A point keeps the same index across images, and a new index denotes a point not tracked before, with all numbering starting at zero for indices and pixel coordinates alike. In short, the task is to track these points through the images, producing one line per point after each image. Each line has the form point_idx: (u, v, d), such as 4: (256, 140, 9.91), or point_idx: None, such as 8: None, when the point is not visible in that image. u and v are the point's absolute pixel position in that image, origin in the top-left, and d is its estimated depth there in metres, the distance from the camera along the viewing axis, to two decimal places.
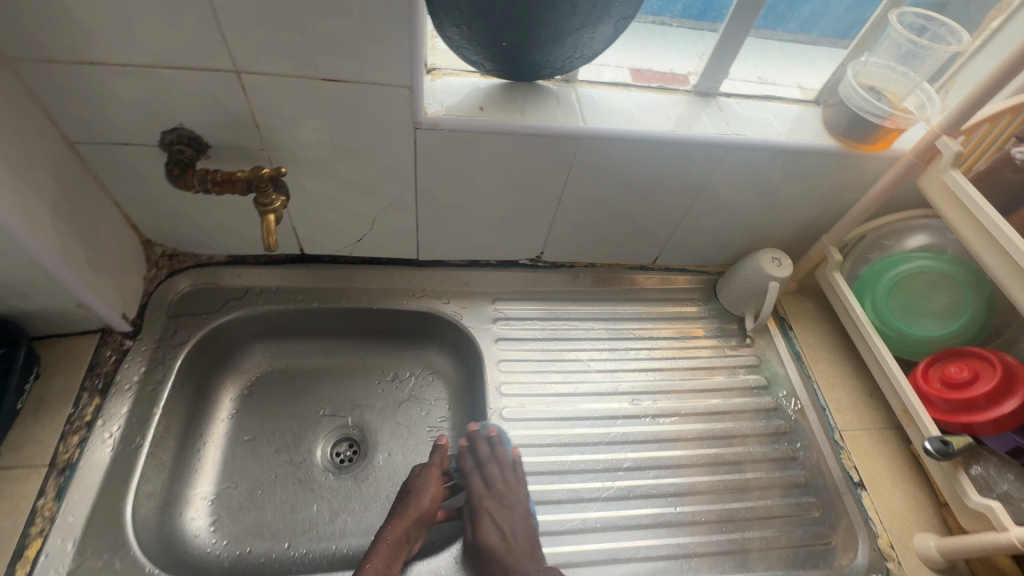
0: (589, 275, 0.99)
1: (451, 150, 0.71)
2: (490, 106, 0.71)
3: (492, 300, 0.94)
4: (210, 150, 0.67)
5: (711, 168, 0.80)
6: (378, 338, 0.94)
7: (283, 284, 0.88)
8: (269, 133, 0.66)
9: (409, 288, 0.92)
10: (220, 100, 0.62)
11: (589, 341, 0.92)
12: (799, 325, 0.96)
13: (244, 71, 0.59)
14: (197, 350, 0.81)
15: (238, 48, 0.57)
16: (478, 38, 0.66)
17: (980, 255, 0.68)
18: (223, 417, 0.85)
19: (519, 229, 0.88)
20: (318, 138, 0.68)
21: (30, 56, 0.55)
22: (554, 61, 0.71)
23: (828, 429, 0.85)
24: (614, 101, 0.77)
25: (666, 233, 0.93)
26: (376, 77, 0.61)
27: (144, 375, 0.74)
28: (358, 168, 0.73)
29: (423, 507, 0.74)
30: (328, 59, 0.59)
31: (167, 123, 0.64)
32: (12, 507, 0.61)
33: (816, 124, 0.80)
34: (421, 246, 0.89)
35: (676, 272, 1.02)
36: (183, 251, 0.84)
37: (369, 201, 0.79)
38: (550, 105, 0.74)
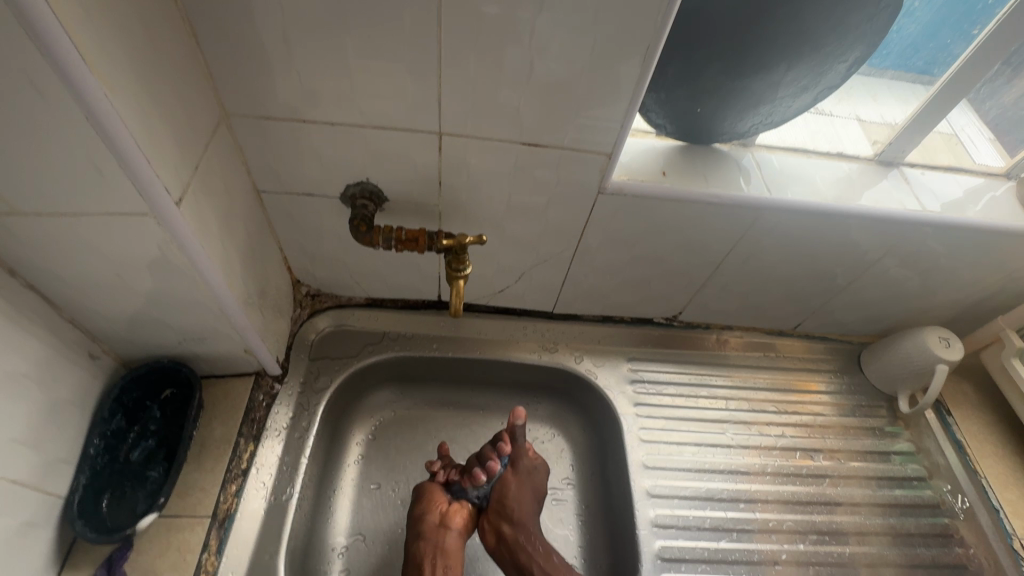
0: (724, 338, 0.93)
1: (625, 213, 0.68)
2: (672, 171, 0.67)
3: (627, 359, 0.89)
4: (387, 203, 0.67)
5: (890, 242, 0.75)
6: (502, 389, 0.92)
7: (418, 330, 0.87)
8: (450, 191, 0.65)
9: (541, 341, 0.89)
10: (413, 159, 0.61)
11: (728, 411, 0.87)
12: (958, 411, 0.87)
13: (445, 133, 0.58)
14: (337, 394, 0.80)
15: (448, 113, 0.55)
16: (672, 102, 0.64)
17: None
18: (352, 462, 0.84)
19: (665, 290, 0.84)
20: (496, 197, 0.66)
21: (248, 113, 0.55)
22: (741, 126, 0.68)
23: (1005, 535, 0.76)
24: (794, 168, 0.72)
25: (818, 302, 0.87)
26: (576, 144, 0.58)
27: (292, 421, 0.74)
28: (525, 227, 0.71)
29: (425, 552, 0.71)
30: (533, 125, 0.56)
31: (355, 178, 0.63)
32: (179, 560, 0.60)
33: (1009, 202, 0.74)
34: (560, 301, 0.86)
35: (815, 340, 0.95)
36: (326, 292, 0.84)
37: (524, 257, 0.76)
38: (732, 171, 0.69)
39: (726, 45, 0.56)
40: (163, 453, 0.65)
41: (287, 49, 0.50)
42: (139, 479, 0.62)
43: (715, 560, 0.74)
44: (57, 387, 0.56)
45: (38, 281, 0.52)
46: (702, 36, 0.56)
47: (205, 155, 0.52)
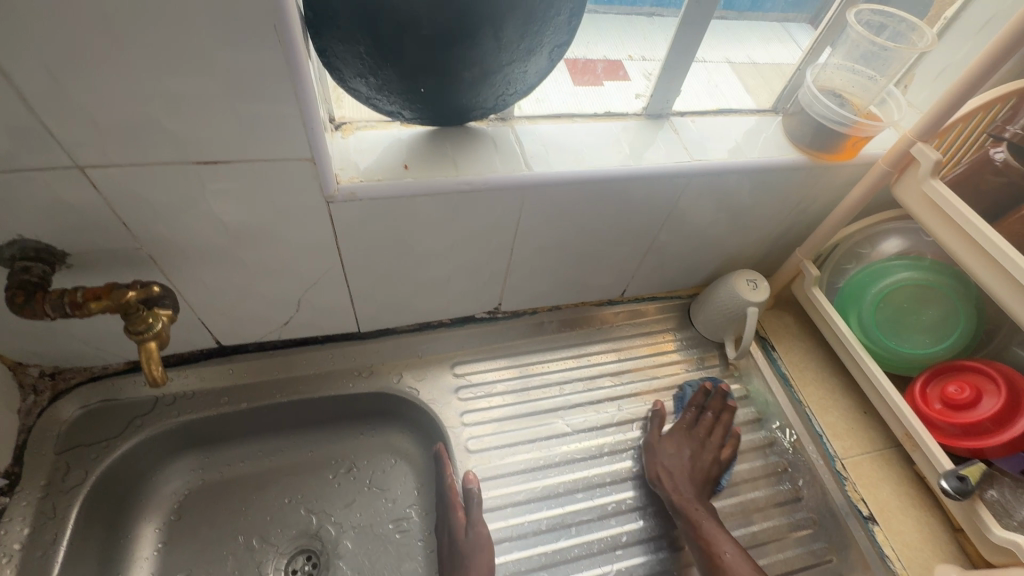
0: (556, 319, 0.89)
1: (377, 219, 0.60)
2: (415, 161, 0.59)
3: (451, 364, 0.83)
4: (69, 257, 0.54)
5: (676, 196, 0.72)
6: (326, 426, 0.83)
7: (201, 386, 0.74)
8: (143, 229, 0.53)
9: (354, 366, 0.80)
10: (66, 202, 0.48)
11: (566, 396, 0.83)
12: (781, 345, 0.89)
13: (88, 166, 0.46)
14: (100, 487, 0.67)
15: (73, 141, 0.44)
16: (389, 86, 0.55)
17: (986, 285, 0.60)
18: (147, 555, 0.71)
19: (471, 285, 0.77)
20: (209, 227, 0.55)
21: None
22: (485, 100, 0.61)
23: (829, 459, 0.79)
24: (559, 137, 0.67)
25: (633, 265, 0.85)
26: (265, 152, 0.49)
27: (30, 538, 0.61)
28: (267, 253, 0.60)
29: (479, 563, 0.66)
30: (196, 138, 0.46)
31: (2, 238, 0.50)
32: None
33: (779, 136, 0.74)
34: (361, 319, 0.77)
35: (648, 302, 0.94)
36: (68, 367, 0.69)
37: (289, 283, 0.66)
38: (487, 150, 0.63)
39: (410, 4, 0.47)
40: None
41: None
42: None
43: (556, 563, 0.70)
44: None
45: None
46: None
47: None
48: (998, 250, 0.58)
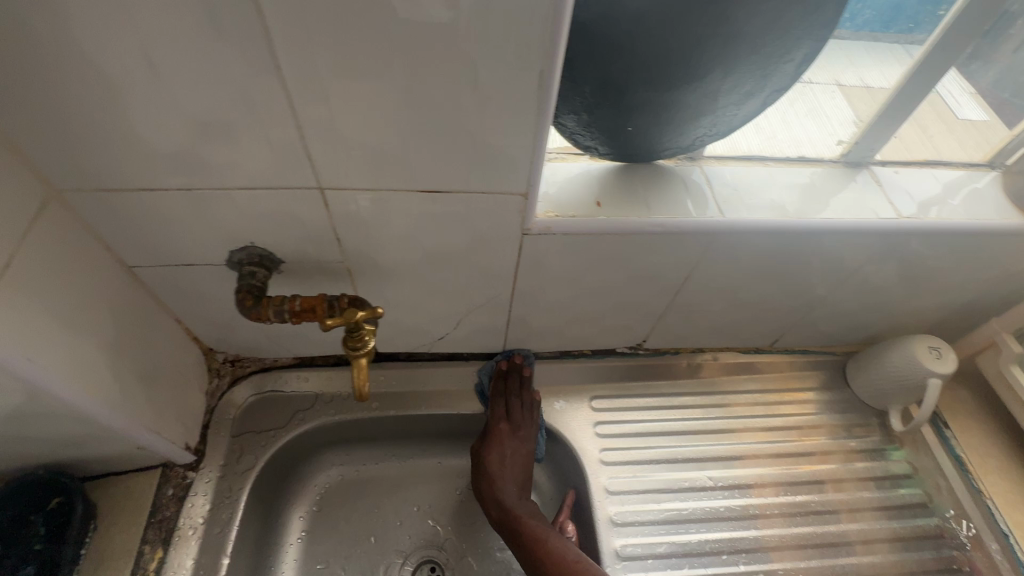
0: (697, 361, 0.85)
1: (562, 253, 0.60)
2: (608, 199, 0.58)
3: (590, 398, 0.81)
4: (284, 264, 0.57)
5: (866, 253, 0.66)
6: (459, 441, 0.84)
7: (356, 388, 0.78)
8: (352, 246, 0.56)
9: (495, 387, 0.80)
10: (298, 217, 0.52)
11: (708, 447, 0.80)
12: (956, 423, 0.80)
13: (327, 188, 0.48)
14: (266, 473, 0.72)
15: (324, 166, 0.46)
16: (598, 123, 0.54)
17: None
18: (293, 541, 0.75)
19: (624, 321, 0.75)
20: (409, 247, 0.57)
21: (85, 187, 0.46)
22: (684, 140, 0.59)
23: (1019, 565, 0.69)
24: (751, 180, 0.63)
25: (794, 317, 0.79)
26: (486, 185, 0.49)
27: (211, 514, 0.65)
28: (450, 275, 0.62)
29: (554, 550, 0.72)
30: (429, 171, 0.47)
31: (238, 243, 0.54)
32: None
33: (996, 195, 0.65)
34: (510, 342, 0.77)
35: (796, 354, 0.87)
36: (246, 356, 0.75)
37: (458, 304, 0.67)
38: (677, 191, 0.61)
39: (653, 51, 0.46)
40: None
41: (103, 111, 0.40)
42: None
43: None
44: None
45: None
46: (622, 42, 0.45)
47: (28, 247, 0.43)
48: None
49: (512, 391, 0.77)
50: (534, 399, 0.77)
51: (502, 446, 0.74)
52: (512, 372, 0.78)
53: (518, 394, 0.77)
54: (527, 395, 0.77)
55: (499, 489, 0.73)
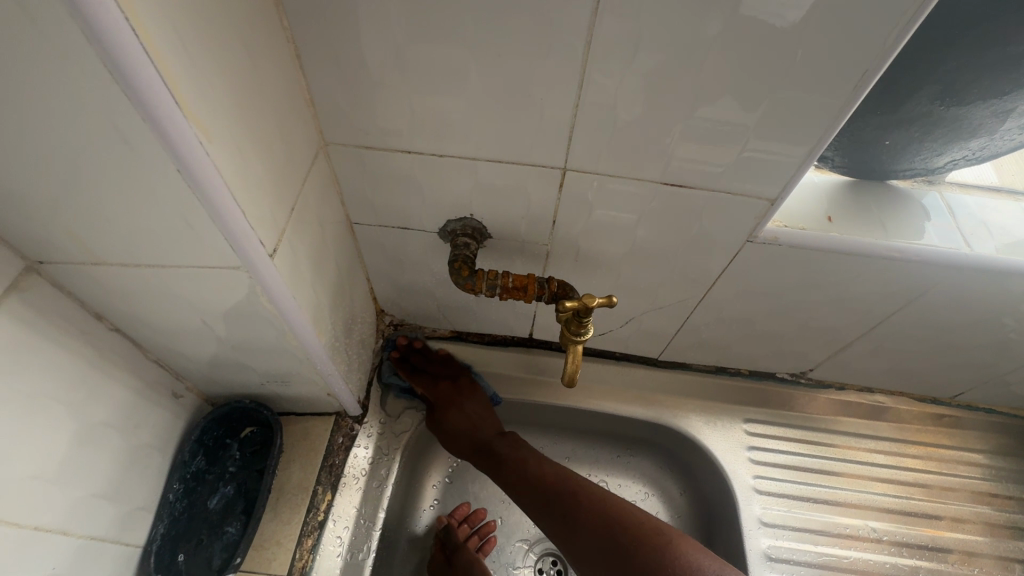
0: (862, 402, 0.79)
1: (777, 266, 0.56)
2: (838, 215, 0.55)
3: (742, 420, 0.77)
4: (490, 240, 0.58)
5: None
6: (594, 439, 0.83)
7: (507, 369, 0.78)
8: (564, 230, 0.56)
9: (643, 392, 0.78)
10: (527, 195, 0.52)
11: (869, 495, 0.75)
12: None
13: (571, 169, 0.48)
14: (418, 436, 0.74)
15: (581, 146, 0.46)
16: (854, 133, 0.50)
17: None
18: (427, 506, 0.77)
19: (801, 347, 0.71)
20: (619, 239, 0.56)
21: (349, 142, 0.49)
22: (938, 160, 0.53)
23: None
24: (1002, 213, 0.56)
25: (996, 373, 0.71)
26: (735, 184, 0.47)
27: (372, 467, 0.67)
28: (647, 273, 0.60)
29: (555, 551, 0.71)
30: (684, 162, 0.46)
31: (458, 213, 0.55)
32: None
33: None
34: (670, 349, 0.75)
35: (978, 413, 0.79)
36: (409, 322, 0.78)
37: (638, 302, 0.66)
38: (914, 216, 0.56)
39: (965, 66, 0.41)
40: (241, 504, 0.59)
41: (402, 70, 0.42)
42: (215, 533, 0.57)
43: None
44: (137, 433, 0.52)
45: (125, 325, 0.47)
46: (930, 53, 0.42)
47: (303, 190, 0.45)
48: None
49: (422, 365, 0.74)
50: (449, 357, 0.76)
51: (472, 399, 0.72)
52: (408, 353, 0.75)
53: (423, 364, 0.74)
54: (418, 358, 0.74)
55: (476, 437, 0.69)
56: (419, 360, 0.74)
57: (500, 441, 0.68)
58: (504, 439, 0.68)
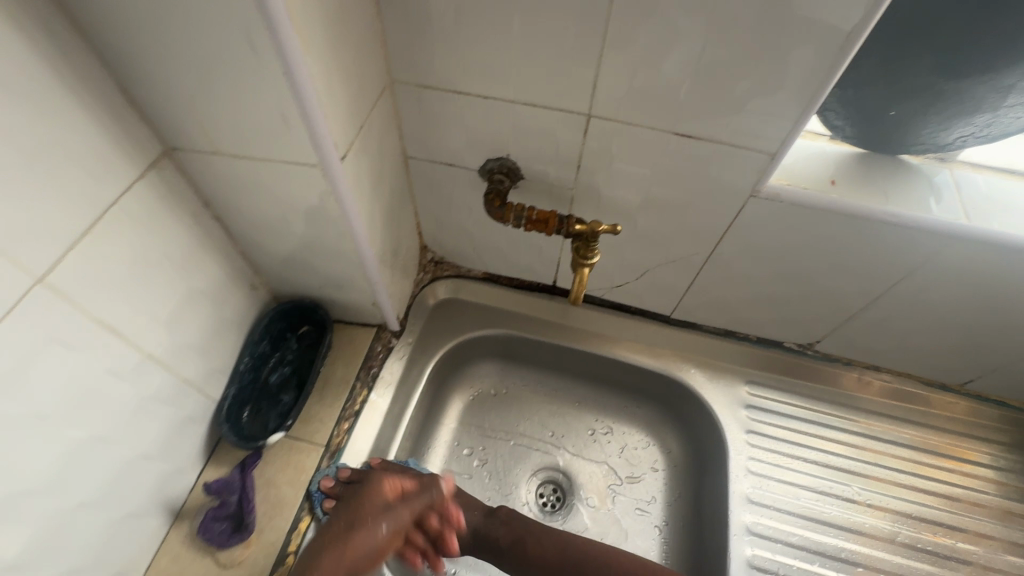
0: (867, 379, 0.82)
1: (780, 224, 0.61)
2: (843, 179, 0.59)
3: (745, 381, 0.82)
4: (523, 181, 0.67)
5: None
6: (604, 387, 0.90)
7: (529, 311, 0.87)
8: (587, 176, 0.63)
9: (653, 345, 0.84)
10: (557, 139, 0.60)
11: (864, 465, 0.78)
12: None
13: (595, 116, 0.56)
14: (446, 358, 0.84)
15: (604, 93, 0.53)
16: (861, 102, 0.55)
17: None
18: (448, 423, 0.88)
19: (807, 315, 0.75)
20: (635, 188, 0.63)
21: (410, 81, 0.58)
22: (946, 137, 0.56)
23: None
24: (1009, 193, 0.59)
25: (1005, 360, 0.72)
26: (739, 137, 0.53)
27: (404, 376, 0.78)
28: (660, 224, 0.67)
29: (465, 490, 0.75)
30: (694, 113, 0.52)
31: (496, 153, 0.64)
32: (294, 479, 0.66)
33: None
34: (681, 306, 0.81)
35: (987, 404, 0.80)
36: (448, 260, 0.88)
37: (653, 254, 0.72)
38: (919, 187, 0.59)
39: (961, 36, 0.46)
40: (295, 380, 0.73)
41: (459, 18, 0.50)
42: (273, 399, 0.70)
43: None
44: (222, 308, 0.64)
45: (222, 214, 0.59)
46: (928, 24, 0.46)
47: (370, 115, 0.55)
48: None
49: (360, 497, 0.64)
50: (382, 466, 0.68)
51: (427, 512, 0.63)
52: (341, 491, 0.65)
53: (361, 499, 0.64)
54: (377, 501, 0.60)
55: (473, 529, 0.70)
56: (380, 504, 0.61)
57: (501, 524, 0.69)
58: (502, 520, 0.70)
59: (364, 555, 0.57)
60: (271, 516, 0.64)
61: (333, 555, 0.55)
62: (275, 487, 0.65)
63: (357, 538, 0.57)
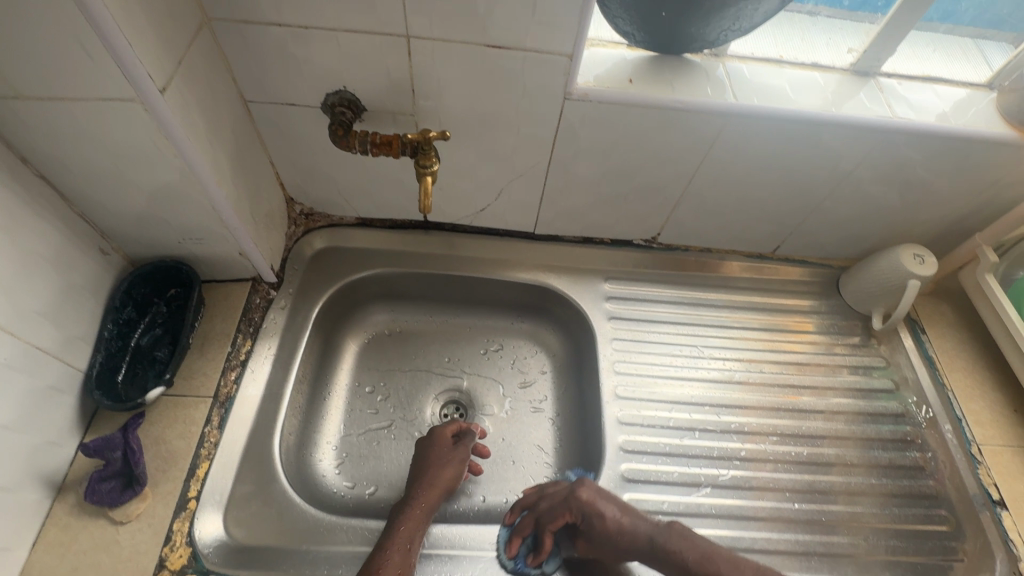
0: (704, 260, 0.96)
1: (597, 123, 0.71)
2: (638, 78, 0.69)
3: (605, 279, 0.93)
4: (366, 113, 0.70)
5: (862, 154, 0.75)
6: (491, 309, 0.97)
7: (405, 249, 0.91)
8: (423, 99, 0.68)
9: (523, 260, 0.93)
10: (385, 64, 0.64)
11: (707, 328, 0.91)
12: (932, 330, 0.90)
13: (412, 36, 0.61)
14: (331, 303, 0.87)
15: (414, 12, 0.58)
16: (634, 8, 0.65)
17: None
18: (345, 367, 0.91)
19: (642, 209, 0.86)
20: (467, 106, 0.69)
21: (228, 17, 0.59)
22: (710, 33, 0.68)
23: (964, 442, 0.80)
24: (767, 77, 0.73)
25: (795, 223, 0.88)
26: (539, 43, 0.61)
27: (288, 324, 0.80)
28: (499, 139, 0.74)
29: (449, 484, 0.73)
30: (495, 24, 0.59)
31: (333, 86, 0.67)
32: (185, 431, 0.68)
33: (989, 111, 0.73)
34: (540, 221, 0.89)
35: (796, 264, 0.97)
36: (319, 211, 0.89)
37: (502, 171, 0.79)
38: (699, 78, 0.71)
39: None
40: (169, 338, 0.72)
41: None
42: (148, 360, 0.70)
43: (670, 454, 0.78)
44: (70, 273, 0.62)
45: (48, 172, 0.58)
46: None
47: (189, 52, 0.56)
48: None
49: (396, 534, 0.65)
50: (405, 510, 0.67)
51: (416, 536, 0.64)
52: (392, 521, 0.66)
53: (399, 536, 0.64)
54: (444, 448, 0.76)
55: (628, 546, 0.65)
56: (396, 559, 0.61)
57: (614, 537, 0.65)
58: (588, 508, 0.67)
59: (448, 480, 0.73)
60: (164, 469, 0.65)
61: (428, 492, 0.70)
62: (164, 443, 0.66)
63: (439, 474, 0.73)
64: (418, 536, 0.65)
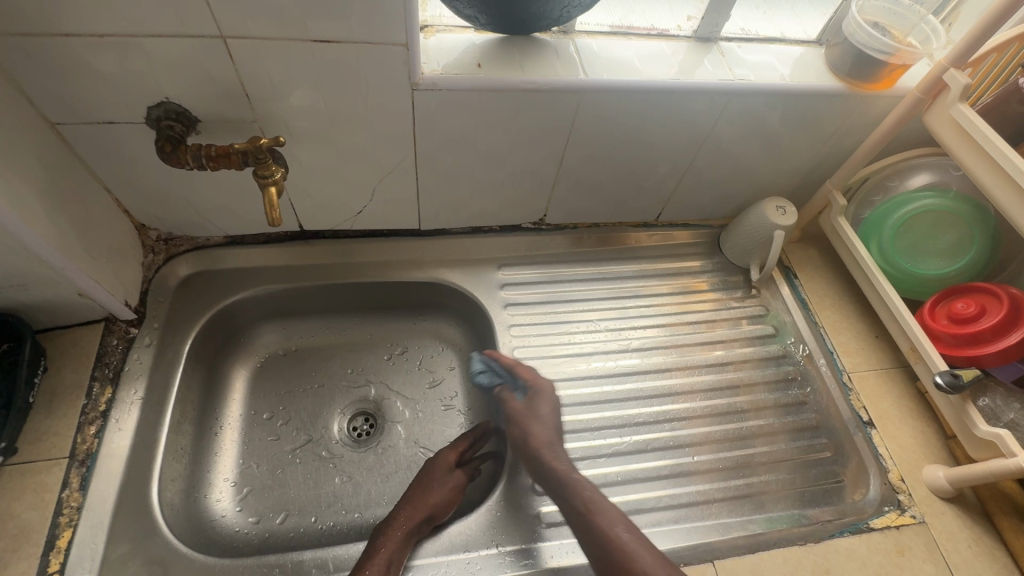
0: (594, 235, 0.97)
1: (454, 110, 0.69)
2: (487, 62, 0.68)
3: (498, 266, 0.93)
4: (200, 124, 0.65)
5: (714, 117, 0.78)
6: (390, 311, 0.94)
7: (285, 262, 0.86)
8: (261, 103, 0.64)
9: (413, 259, 0.90)
10: (206, 70, 0.59)
11: (603, 301, 0.93)
12: (803, 274, 0.97)
13: (229, 37, 0.56)
14: (206, 332, 0.80)
15: (223, 11, 0.54)
16: None
17: (997, 203, 0.67)
18: (237, 396, 0.85)
19: (522, 192, 0.86)
20: (310, 107, 0.65)
21: (1, 30, 0.52)
22: (550, 11, 0.66)
23: (837, 372, 0.87)
24: (615, 50, 0.74)
25: (670, 189, 0.91)
26: (368, 35, 0.58)
27: (155, 362, 0.74)
28: (355, 137, 0.70)
29: (435, 504, 0.72)
30: (316, 18, 0.56)
31: (153, 99, 0.61)
32: (38, 501, 0.62)
33: (819, 65, 0.78)
34: (423, 216, 0.87)
35: (681, 228, 1.00)
36: (179, 234, 0.82)
37: (369, 170, 0.76)
38: (549, 57, 0.71)
39: None
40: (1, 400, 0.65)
41: None
42: None
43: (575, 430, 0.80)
44: None
45: None
46: None
47: None
48: (1005, 156, 0.64)
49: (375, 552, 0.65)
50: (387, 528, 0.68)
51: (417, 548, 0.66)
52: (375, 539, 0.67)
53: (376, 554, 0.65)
54: (438, 472, 0.76)
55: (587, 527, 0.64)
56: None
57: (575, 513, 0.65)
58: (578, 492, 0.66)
59: (437, 502, 0.72)
60: (16, 547, 0.59)
61: (410, 511, 0.70)
62: (13, 518, 0.61)
63: (426, 497, 0.72)
64: (396, 560, 0.65)
